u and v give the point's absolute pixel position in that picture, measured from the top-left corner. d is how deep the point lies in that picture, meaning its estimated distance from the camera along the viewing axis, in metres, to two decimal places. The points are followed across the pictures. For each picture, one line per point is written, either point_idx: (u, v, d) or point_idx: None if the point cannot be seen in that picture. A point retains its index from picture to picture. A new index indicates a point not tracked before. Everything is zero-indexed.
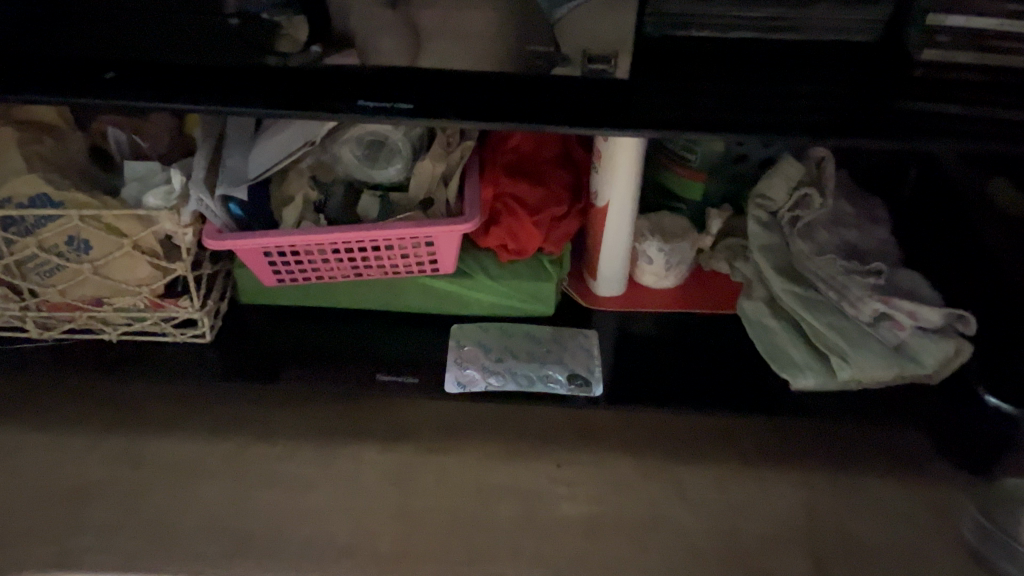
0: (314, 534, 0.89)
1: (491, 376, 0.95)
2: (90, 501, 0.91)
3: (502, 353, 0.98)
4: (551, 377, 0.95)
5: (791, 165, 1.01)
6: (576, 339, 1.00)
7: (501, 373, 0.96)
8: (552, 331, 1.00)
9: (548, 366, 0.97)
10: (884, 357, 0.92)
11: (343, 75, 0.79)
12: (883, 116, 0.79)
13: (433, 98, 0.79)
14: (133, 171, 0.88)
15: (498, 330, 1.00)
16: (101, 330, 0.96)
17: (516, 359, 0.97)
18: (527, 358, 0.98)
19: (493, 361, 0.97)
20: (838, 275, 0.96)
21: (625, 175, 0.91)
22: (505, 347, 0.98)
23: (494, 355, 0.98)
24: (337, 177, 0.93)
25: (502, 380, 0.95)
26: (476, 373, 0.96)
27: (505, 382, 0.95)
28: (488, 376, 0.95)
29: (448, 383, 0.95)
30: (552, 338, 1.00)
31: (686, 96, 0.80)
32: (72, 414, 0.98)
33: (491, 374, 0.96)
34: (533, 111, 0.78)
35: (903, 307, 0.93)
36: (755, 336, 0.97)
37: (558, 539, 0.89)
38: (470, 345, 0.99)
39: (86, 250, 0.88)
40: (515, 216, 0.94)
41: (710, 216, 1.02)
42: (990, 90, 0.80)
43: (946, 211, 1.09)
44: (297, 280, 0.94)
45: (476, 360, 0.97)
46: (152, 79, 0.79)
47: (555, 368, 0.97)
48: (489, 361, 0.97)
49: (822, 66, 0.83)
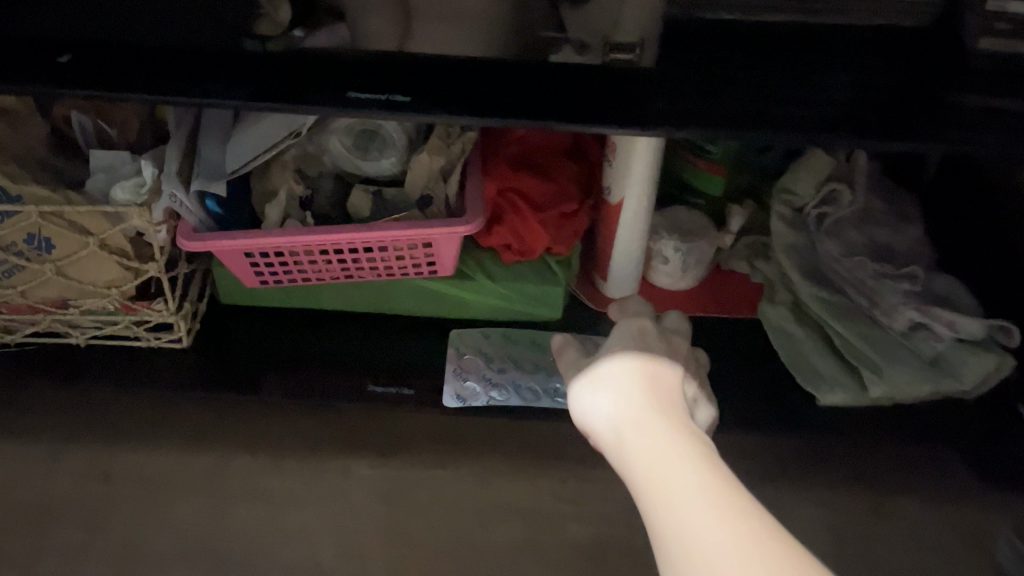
0: (298, 558, 0.83)
1: (494, 390, 0.89)
2: (56, 521, 0.85)
3: (506, 364, 0.91)
4: (559, 391, 0.90)
5: (819, 158, 0.94)
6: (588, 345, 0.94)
7: (505, 387, 0.90)
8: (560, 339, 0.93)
9: (555, 378, 0.91)
10: (920, 372, 0.85)
11: (331, 62, 0.72)
12: (929, 111, 0.71)
13: (431, 87, 0.71)
14: (98, 161, 0.79)
15: (501, 337, 0.93)
16: (69, 333, 0.90)
17: (522, 371, 0.91)
18: (533, 368, 0.91)
19: (495, 373, 0.91)
20: (870, 281, 0.88)
21: (641, 173, 0.83)
22: (509, 357, 0.92)
23: (498, 365, 0.91)
24: (325, 170, 0.85)
25: (506, 394, 0.89)
26: (477, 385, 0.90)
27: (508, 396, 0.89)
28: (490, 390, 0.89)
29: (447, 397, 0.88)
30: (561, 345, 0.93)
31: (711, 86, 0.71)
32: (37, 423, 0.91)
33: (493, 387, 0.90)
34: (543, 104, 0.71)
35: (940, 317, 0.85)
36: (779, 345, 0.91)
37: (562, 563, 0.84)
38: (469, 353, 0.92)
39: (48, 249, 0.80)
40: (519, 215, 0.86)
41: (732, 213, 0.94)
42: None
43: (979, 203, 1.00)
44: (281, 281, 0.86)
45: (476, 370, 0.91)
46: (112, 64, 0.70)
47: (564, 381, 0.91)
48: (491, 373, 0.91)
49: (864, 51, 0.73)
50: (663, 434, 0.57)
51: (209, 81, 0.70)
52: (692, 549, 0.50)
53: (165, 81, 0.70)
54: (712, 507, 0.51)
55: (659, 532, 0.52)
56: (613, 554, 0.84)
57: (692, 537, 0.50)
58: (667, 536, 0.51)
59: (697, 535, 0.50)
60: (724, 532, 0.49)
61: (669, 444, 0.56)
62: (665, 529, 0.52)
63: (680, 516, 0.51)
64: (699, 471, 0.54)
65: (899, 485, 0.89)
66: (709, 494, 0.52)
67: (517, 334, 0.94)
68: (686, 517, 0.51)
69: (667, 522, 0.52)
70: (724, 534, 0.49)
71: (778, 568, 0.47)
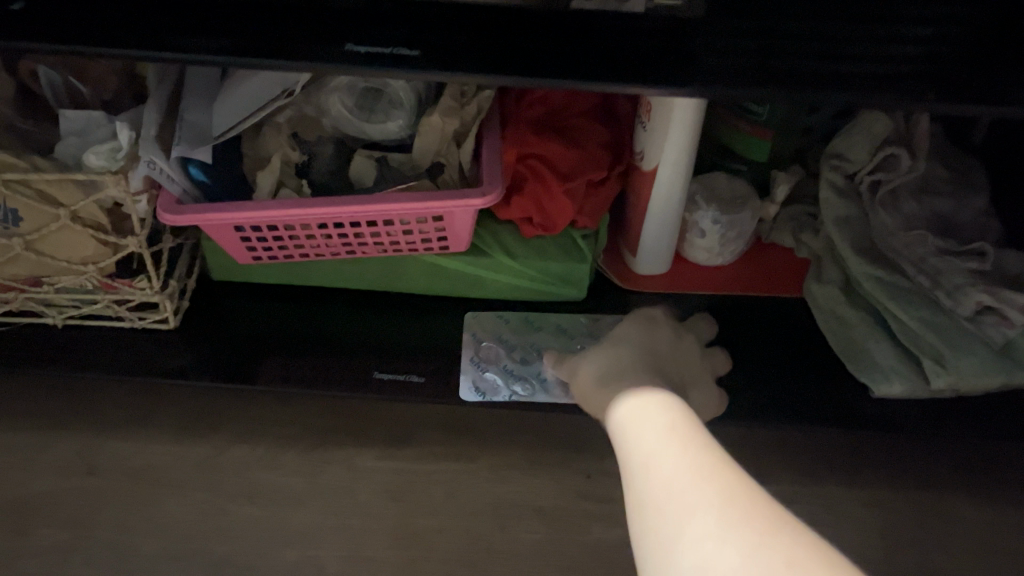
0: (300, 560, 0.76)
1: (516, 384, 0.81)
2: (36, 518, 0.78)
3: (528, 353, 0.83)
4: None
5: (876, 118, 0.83)
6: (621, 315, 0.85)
7: (528, 380, 0.81)
8: (586, 323, 0.84)
9: None
10: (988, 363, 0.76)
11: (334, 10, 0.63)
12: (1016, 67, 0.62)
13: (442, 39, 0.62)
14: (70, 123, 0.71)
15: (522, 324, 0.85)
16: (45, 312, 0.82)
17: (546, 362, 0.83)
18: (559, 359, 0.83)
19: (517, 364, 0.82)
20: (931, 258, 0.80)
21: (679, 140, 0.74)
22: (532, 345, 0.83)
23: (519, 354, 0.83)
24: (325, 134, 0.76)
25: (530, 389, 0.81)
26: (498, 378, 0.81)
27: (531, 391, 0.81)
28: (512, 384, 0.81)
29: (463, 391, 0.80)
30: (587, 331, 0.84)
31: (770, 43, 0.62)
32: (17, 411, 0.84)
33: (515, 381, 0.81)
34: (572, 58, 0.62)
35: (1013, 301, 0.76)
36: (825, 327, 0.83)
37: (589, 568, 0.76)
38: (488, 339, 0.84)
39: (15, 223, 0.72)
40: (541, 184, 0.78)
41: (777, 181, 0.85)
42: None
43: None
44: (276, 256, 0.78)
45: (496, 360, 0.83)
46: (73, 10, 0.62)
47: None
48: (513, 364, 0.82)
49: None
50: (641, 391, 0.62)
51: (197, 32, 0.62)
52: (650, 470, 0.54)
53: (142, 33, 0.61)
54: (675, 441, 0.55)
55: (628, 465, 0.56)
56: None
57: (654, 461, 0.54)
58: (635, 464, 0.55)
59: (659, 460, 0.54)
60: (681, 457, 0.53)
61: (643, 397, 0.61)
62: (632, 464, 0.56)
63: (648, 446, 0.55)
64: (668, 415, 0.58)
65: None
66: (672, 432, 0.56)
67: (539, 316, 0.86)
68: (650, 449, 0.55)
69: (633, 456, 0.56)
70: (680, 459, 0.53)
71: (721, 483, 0.50)
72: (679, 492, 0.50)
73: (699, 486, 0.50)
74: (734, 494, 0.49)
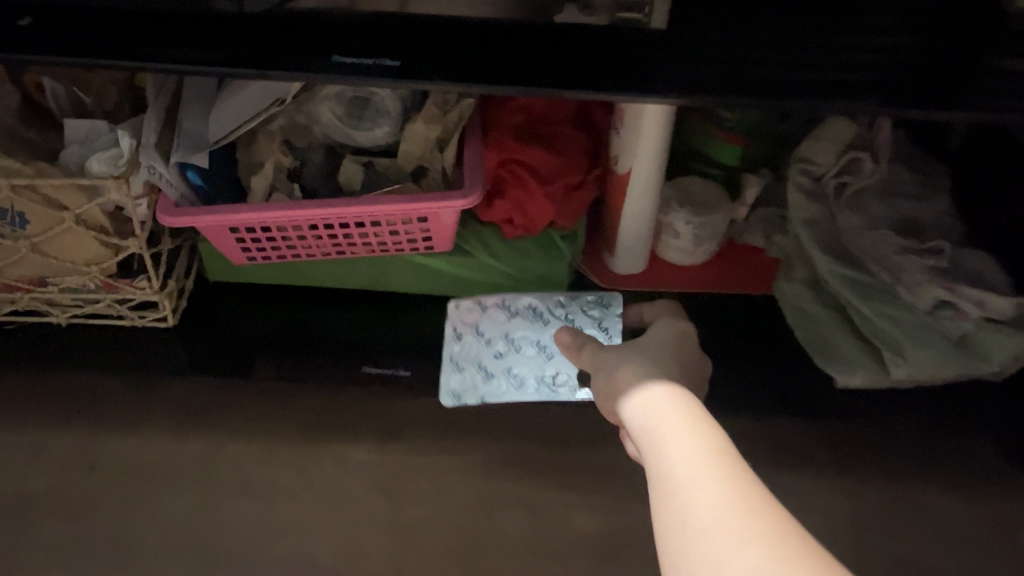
0: (294, 550, 0.80)
1: (489, 382, 0.89)
2: (40, 512, 0.82)
3: (503, 346, 0.90)
4: (556, 377, 0.89)
5: (840, 125, 0.88)
6: (595, 305, 0.90)
7: (501, 376, 0.89)
8: (560, 309, 0.90)
9: (554, 358, 0.90)
10: (945, 353, 0.80)
11: (321, 23, 0.67)
12: (966, 76, 0.66)
13: (424, 50, 0.66)
14: (73, 131, 0.75)
15: (499, 311, 0.90)
16: (50, 312, 0.87)
17: (518, 355, 0.90)
18: (532, 349, 0.90)
19: (492, 358, 0.90)
20: (893, 255, 0.83)
21: (650, 144, 0.78)
22: (506, 337, 0.90)
23: (495, 348, 0.90)
24: (314, 141, 0.80)
25: (505, 385, 0.89)
26: (474, 376, 0.89)
27: (506, 386, 0.89)
28: (487, 381, 0.89)
29: (443, 393, 0.88)
30: (561, 317, 0.90)
31: (731, 53, 0.66)
32: (19, 408, 0.88)
33: (490, 379, 0.89)
34: (546, 68, 0.66)
35: (968, 294, 0.79)
36: (795, 324, 0.87)
37: (569, 556, 0.80)
38: (466, 332, 0.90)
39: (22, 225, 0.76)
40: (521, 187, 0.82)
41: (748, 182, 0.88)
42: None
43: (998, 156, 0.92)
44: (270, 258, 0.83)
45: (473, 356, 0.90)
46: (79, 26, 0.66)
47: (563, 365, 0.90)
48: (488, 357, 0.90)
49: (909, 11, 0.68)
50: (676, 401, 0.60)
51: (194, 46, 0.66)
52: (693, 488, 0.53)
53: (142, 47, 0.65)
54: (719, 463, 0.54)
55: (664, 476, 0.55)
56: (622, 546, 0.81)
57: (698, 479, 0.53)
58: (674, 478, 0.54)
59: (704, 480, 0.53)
60: (728, 481, 0.53)
61: (688, 421, 0.58)
62: (670, 477, 0.55)
63: (690, 464, 0.55)
64: (711, 434, 0.57)
65: (931, 470, 0.84)
66: (715, 452, 0.55)
67: (514, 305, 0.91)
68: (694, 467, 0.54)
69: (674, 472, 0.55)
70: (726, 483, 0.53)
71: (773, 522, 0.50)
72: (728, 520, 0.50)
73: (749, 516, 0.50)
74: (790, 553, 0.47)
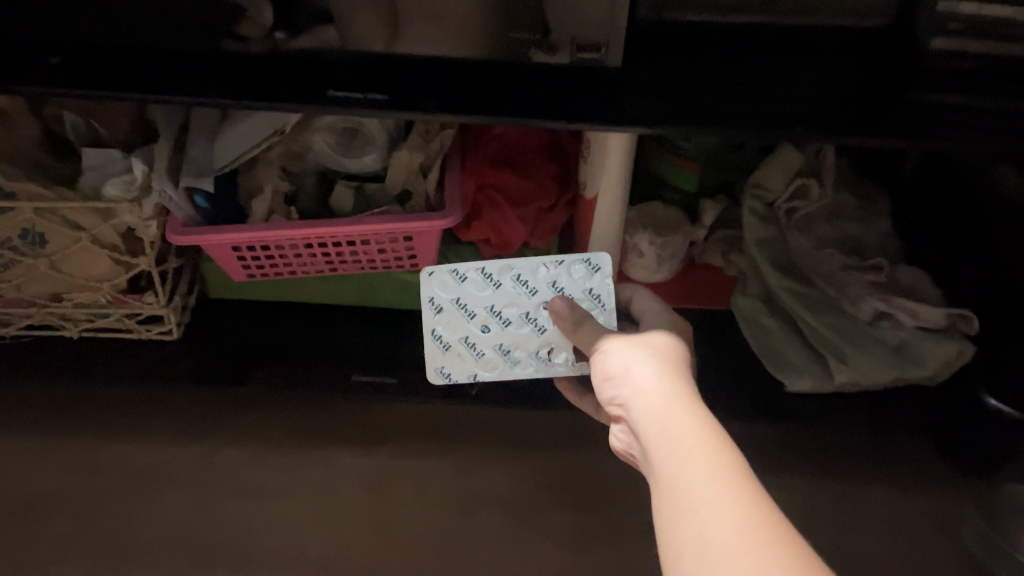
0: (284, 543, 0.87)
1: (480, 360, 0.89)
2: (46, 512, 0.88)
3: (489, 321, 0.87)
4: (549, 348, 0.88)
5: (790, 154, 0.94)
6: (583, 272, 0.85)
7: (491, 353, 0.88)
8: (546, 281, 0.86)
9: (545, 330, 0.88)
10: (883, 359, 0.88)
11: (316, 62, 0.75)
12: (888, 106, 0.74)
13: (409, 85, 0.74)
14: (90, 159, 0.82)
15: (480, 282, 0.86)
16: (61, 326, 0.94)
17: (506, 329, 0.88)
18: (519, 322, 0.87)
19: (479, 334, 0.88)
20: (839, 273, 0.92)
21: (614, 170, 0.86)
22: (490, 311, 0.87)
23: (480, 323, 0.87)
24: (308, 167, 0.89)
25: (497, 360, 0.89)
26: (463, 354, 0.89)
27: (497, 361, 0.89)
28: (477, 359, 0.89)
29: (432, 373, 0.89)
30: (548, 288, 0.86)
31: (681, 88, 0.75)
32: (27, 418, 0.94)
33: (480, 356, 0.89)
34: (519, 101, 0.74)
35: (902, 305, 0.88)
36: (751, 336, 0.94)
37: (541, 548, 0.87)
38: (447, 305, 0.87)
39: (41, 244, 0.83)
40: (497, 209, 0.90)
41: (704, 208, 0.98)
42: (989, 80, 0.76)
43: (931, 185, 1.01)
44: (267, 274, 0.90)
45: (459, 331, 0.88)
46: (100, 64, 0.74)
47: (555, 337, 0.87)
48: (475, 333, 0.88)
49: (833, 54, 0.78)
50: (685, 411, 0.61)
51: (202, 82, 0.74)
52: (710, 514, 0.54)
53: (157, 83, 0.73)
54: (733, 481, 0.55)
55: (677, 494, 0.56)
56: (589, 538, 0.88)
57: (714, 502, 0.54)
58: (689, 497, 0.56)
59: (721, 503, 0.54)
60: (744, 504, 0.54)
61: (699, 437, 0.59)
62: (684, 497, 0.56)
63: (705, 484, 0.56)
64: (723, 451, 0.58)
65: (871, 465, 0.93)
66: (727, 470, 0.56)
67: (497, 275, 0.86)
68: (709, 487, 0.55)
69: (689, 492, 0.56)
70: (743, 507, 0.54)
71: (791, 549, 0.51)
72: (749, 549, 0.51)
73: (770, 544, 0.51)
74: None
